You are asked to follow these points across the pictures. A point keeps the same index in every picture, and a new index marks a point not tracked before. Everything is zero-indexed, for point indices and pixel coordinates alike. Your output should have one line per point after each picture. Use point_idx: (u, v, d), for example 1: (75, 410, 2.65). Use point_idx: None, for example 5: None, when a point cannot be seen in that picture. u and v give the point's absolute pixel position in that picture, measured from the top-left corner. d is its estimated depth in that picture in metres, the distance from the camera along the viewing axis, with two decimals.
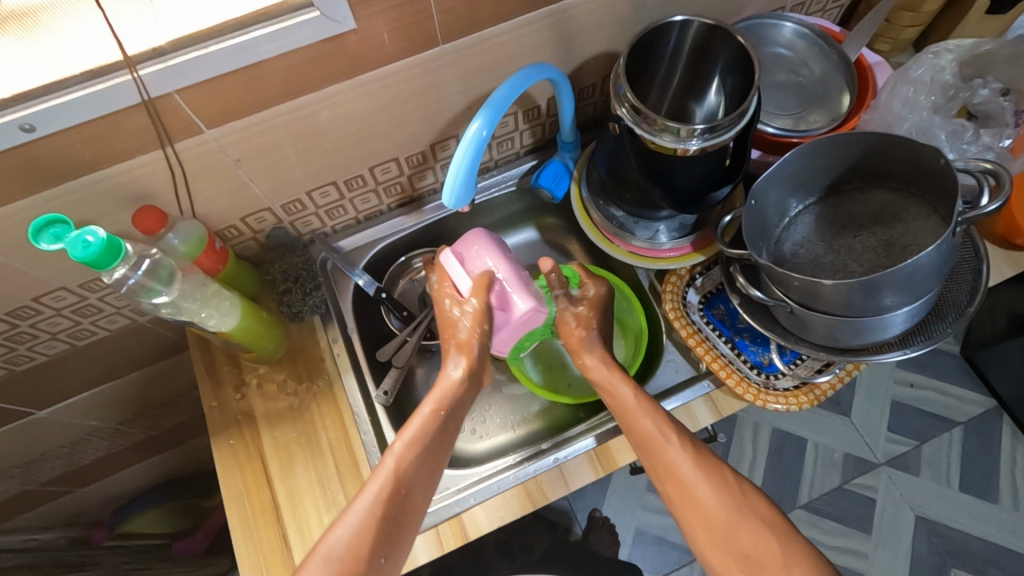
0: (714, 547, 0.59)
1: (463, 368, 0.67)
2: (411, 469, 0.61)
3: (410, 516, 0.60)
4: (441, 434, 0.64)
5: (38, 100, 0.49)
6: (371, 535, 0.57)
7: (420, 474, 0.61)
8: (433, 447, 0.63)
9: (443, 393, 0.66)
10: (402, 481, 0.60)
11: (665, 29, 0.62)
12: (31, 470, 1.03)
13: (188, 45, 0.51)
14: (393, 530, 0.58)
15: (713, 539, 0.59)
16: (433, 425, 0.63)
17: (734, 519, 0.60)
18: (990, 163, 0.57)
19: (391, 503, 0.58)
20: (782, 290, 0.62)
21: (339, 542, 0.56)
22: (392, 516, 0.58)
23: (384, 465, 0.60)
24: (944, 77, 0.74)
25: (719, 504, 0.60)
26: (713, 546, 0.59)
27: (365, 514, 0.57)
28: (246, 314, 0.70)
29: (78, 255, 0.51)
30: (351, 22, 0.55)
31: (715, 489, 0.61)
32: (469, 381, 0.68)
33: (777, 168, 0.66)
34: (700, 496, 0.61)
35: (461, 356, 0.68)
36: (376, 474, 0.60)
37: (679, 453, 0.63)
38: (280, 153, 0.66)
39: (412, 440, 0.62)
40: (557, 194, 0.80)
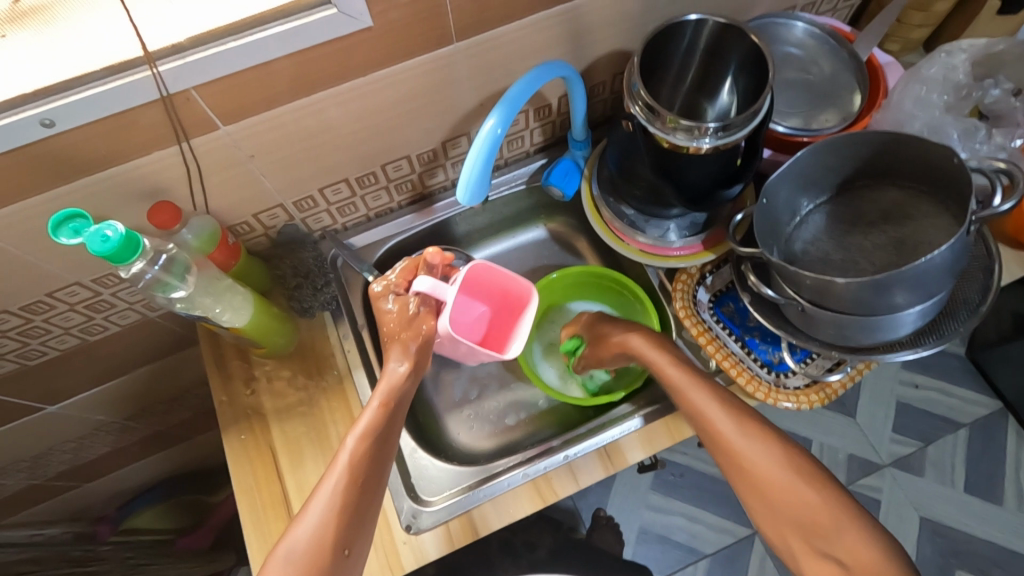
0: (767, 516, 0.58)
1: (407, 363, 0.67)
2: (366, 460, 0.60)
3: (366, 509, 0.59)
4: (395, 425, 0.64)
5: (57, 95, 0.50)
6: (335, 526, 0.57)
7: (375, 465, 0.61)
8: (385, 438, 0.63)
9: (388, 386, 0.66)
10: (358, 473, 0.59)
11: (679, 27, 0.62)
12: (40, 464, 1.03)
13: (205, 41, 0.51)
14: (357, 516, 0.58)
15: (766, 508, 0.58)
16: (384, 417, 0.63)
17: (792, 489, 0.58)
18: (1003, 163, 0.58)
19: (347, 495, 0.58)
20: (793, 288, 0.62)
21: (300, 537, 0.56)
22: (351, 508, 0.58)
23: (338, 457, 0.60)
24: (955, 76, 0.74)
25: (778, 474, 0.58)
26: (770, 516, 0.58)
27: (324, 508, 0.57)
28: (258, 309, 0.71)
29: (96, 249, 0.51)
30: (367, 19, 0.55)
31: (765, 454, 0.59)
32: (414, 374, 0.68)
33: (789, 167, 0.66)
34: (755, 469, 0.59)
35: (404, 352, 0.68)
36: (333, 468, 0.60)
37: (731, 429, 0.61)
38: (293, 149, 0.66)
39: (365, 435, 0.62)
40: (567, 192, 0.80)
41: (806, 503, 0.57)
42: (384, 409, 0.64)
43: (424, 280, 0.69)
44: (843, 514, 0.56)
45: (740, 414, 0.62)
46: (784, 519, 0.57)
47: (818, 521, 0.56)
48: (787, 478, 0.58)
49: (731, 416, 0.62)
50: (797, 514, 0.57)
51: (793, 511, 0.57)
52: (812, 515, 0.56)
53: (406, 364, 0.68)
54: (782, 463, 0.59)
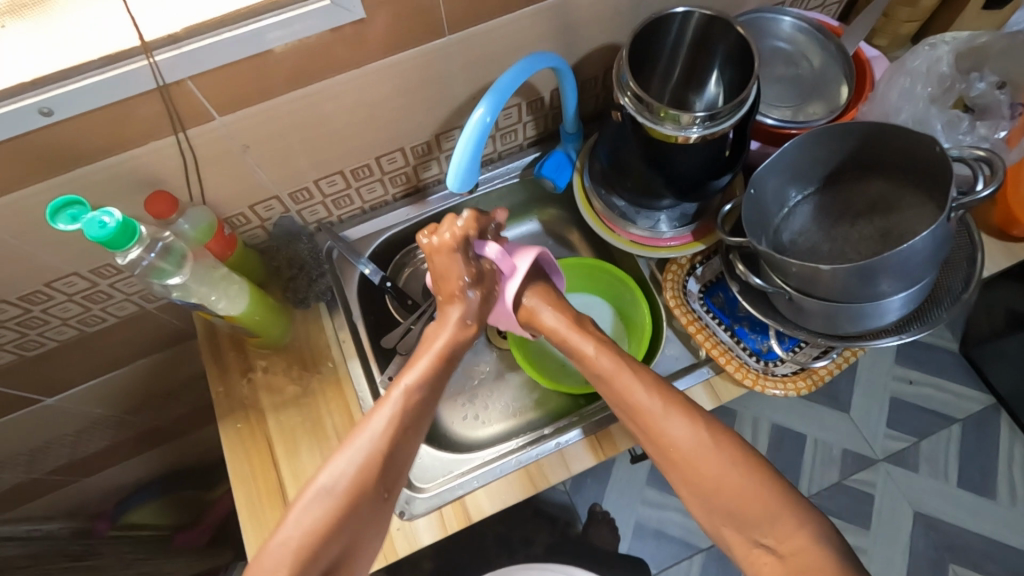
0: (693, 496, 0.59)
1: (474, 321, 0.70)
2: (414, 407, 0.62)
3: (405, 456, 0.61)
4: (445, 378, 0.67)
5: (54, 84, 0.51)
6: (378, 467, 0.58)
7: (421, 413, 0.63)
8: (433, 389, 0.65)
9: (451, 337, 0.68)
10: (407, 418, 0.61)
11: (667, 20, 0.64)
12: (37, 458, 1.04)
13: (201, 31, 0.52)
14: (398, 465, 0.60)
15: (696, 497, 0.58)
16: (439, 368, 0.66)
17: (711, 466, 0.58)
18: (984, 150, 0.59)
19: (391, 440, 0.59)
20: (781, 277, 0.63)
21: (340, 473, 0.57)
22: (393, 453, 0.59)
23: (386, 402, 0.62)
24: (940, 68, 0.75)
25: (694, 448, 0.59)
26: (697, 501, 0.58)
27: (369, 447, 0.58)
28: (254, 299, 0.72)
29: (94, 235, 0.52)
30: (361, 11, 0.56)
31: (688, 436, 0.60)
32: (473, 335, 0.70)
33: (776, 157, 0.67)
34: (671, 440, 0.60)
35: (468, 306, 0.70)
36: (383, 405, 0.62)
37: (658, 410, 0.62)
38: (288, 141, 0.67)
39: (421, 382, 0.64)
40: (558, 184, 0.81)
41: (736, 485, 0.56)
42: (441, 360, 0.66)
43: (493, 247, 0.72)
44: (778, 500, 0.55)
45: (670, 399, 0.62)
46: (713, 502, 0.57)
47: (751, 508, 0.55)
48: (722, 461, 0.58)
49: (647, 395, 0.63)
50: (731, 495, 0.56)
51: (727, 498, 0.56)
52: (746, 505, 0.55)
53: (469, 323, 0.70)
54: (718, 449, 0.59)
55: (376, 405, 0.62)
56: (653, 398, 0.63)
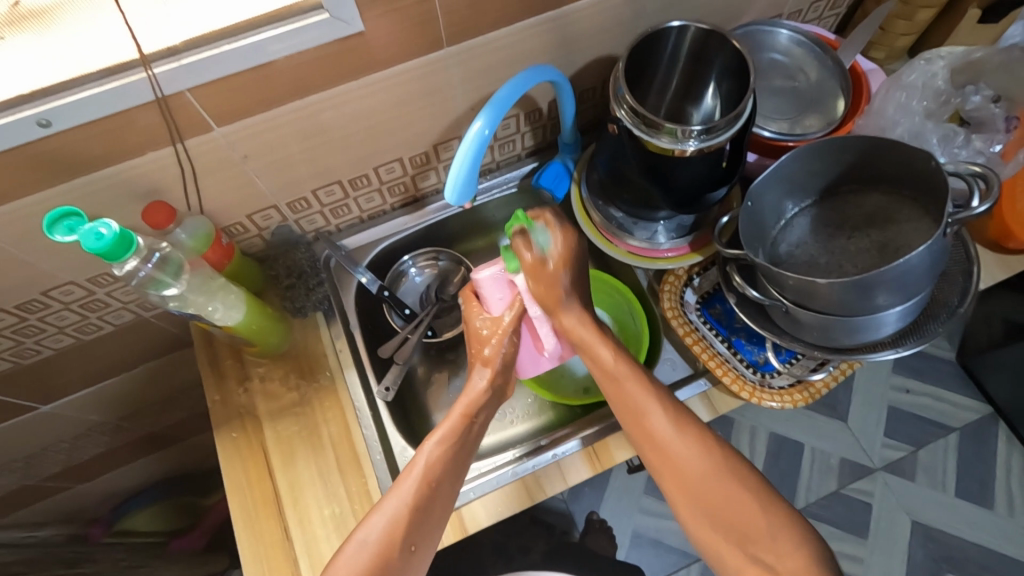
0: (687, 503, 0.59)
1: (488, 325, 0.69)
2: (443, 464, 0.60)
3: (439, 511, 0.59)
4: (469, 441, 0.63)
5: (54, 96, 0.51)
6: (404, 523, 0.57)
7: (448, 471, 0.61)
8: (458, 452, 0.62)
9: (469, 401, 0.65)
10: (433, 476, 0.59)
11: (664, 34, 0.64)
12: (32, 465, 1.03)
13: (200, 44, 0.53)
14: (423, 518, 0.58)
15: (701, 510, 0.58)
16: (462, 430, 0.63)
17: (711, 474, 0.59)
18: (980, 166, 0.59)
19: (419, 494, 0.58)
20: (777, 289, 0.64)
21: (374, 528, 0.56)
22: (428, 508, 0.58)
23: (414, 464, 0.60)
24: (937, 83, 0.75)
25: (697, 460, 0.59)
26: (689, 509, 0.59)
27: (399, 502, 0.58)
28: (251, 309, 0.71)
29: (92, 246, 0.52)
30: (360, 23, 0.56)
31: (698, 458, 0.59)
32: (493, 393, 0.67)
33: (774, 170, 0.67)
34: (653, 427, 0.61)
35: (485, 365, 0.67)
36: (408, 473, 0.59)
37: (613, 368, 0.64)
38: (287, 151, 0.67)
39: (445, 444, 0.61)
40: (556, 194, 0.82)
41: (744, 503, 0.57)
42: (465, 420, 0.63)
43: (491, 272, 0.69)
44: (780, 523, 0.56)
45: (672, 407, 0.62)
46: (704, 511, 0.58)
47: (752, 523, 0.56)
48: (701, 457, 0.59)
49: (642, 387, 0.63)
50: (721, 506, 0.58)
51: (730, 515, 0.57)
52: (747, 521, 0.57)
53: (486, 377, 0.66)
54: (699, 450, 0.60)
55: (401, 473, 0.60)
56: (667, 417, 0.61)
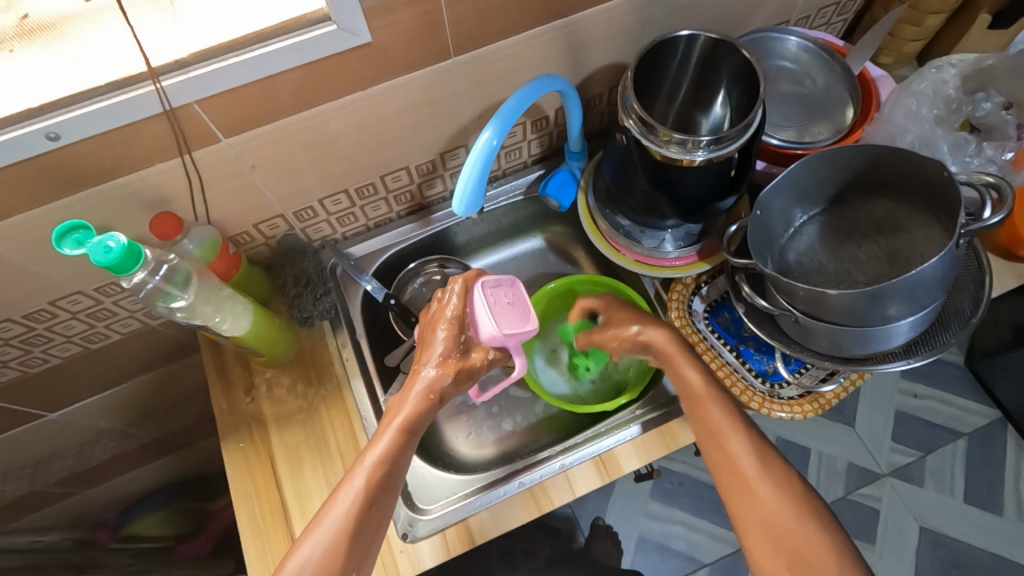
0: (756, 531, 0.55)
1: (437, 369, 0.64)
2: (380, 484, 0.59)
3: (374, 531, 0.59)
4: (409, 453, 0.62)
5: (62, 109, 0.51)
6: (341, 550, 0.56)
7: (385, 490, 0.60)
8: (397, 463, 0.61)
9: (411, 411, 0.63)
10: (371, 498, 0.59)
11: (672, 42, 0.64)
12: (40, 471, 1.04)
13: (209, 56, 0.53)
14: (361, 543, 0.57)
15: (772, 540, 0.54)
16: (400, 446, 0.61)
17: (782, 500, 0.55)
18: (992, 176, 0.58)
19: (359, 517, 0.58)
20: (787, 299, 0.63)
21: (309, 555, 0.55)
22: (361, 531, 0.58)
23: (353, 478, 0.59)
24: (947, 90, 0.75)
25: (771, 488, 0.56)
26: (766, 545, 0.54)
27: (335, 526, 0.57)
28: (258, 317, 0.71)
29: (99, 260, 0.52)
30: (367, 34, 0.56)
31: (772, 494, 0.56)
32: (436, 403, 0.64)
33: (782, 179, 0.67)
34: (730, 444, 0.59)
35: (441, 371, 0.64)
36: (346, 489, 0.59)
37: (701, 386, 0.63)
38: (293, 160, 0.67)
39: (380, 463, 0.60)
40: (563, 203, 0.80)
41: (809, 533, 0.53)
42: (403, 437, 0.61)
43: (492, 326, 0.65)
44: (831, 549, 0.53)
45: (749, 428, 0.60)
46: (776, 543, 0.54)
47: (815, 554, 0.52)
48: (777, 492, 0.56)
49: (725, 406, 0.62)
50: (788, 537, 0.53)
51: (794, 546, 0.53)
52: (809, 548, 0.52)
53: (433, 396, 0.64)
54: (777, 480, 0.57)
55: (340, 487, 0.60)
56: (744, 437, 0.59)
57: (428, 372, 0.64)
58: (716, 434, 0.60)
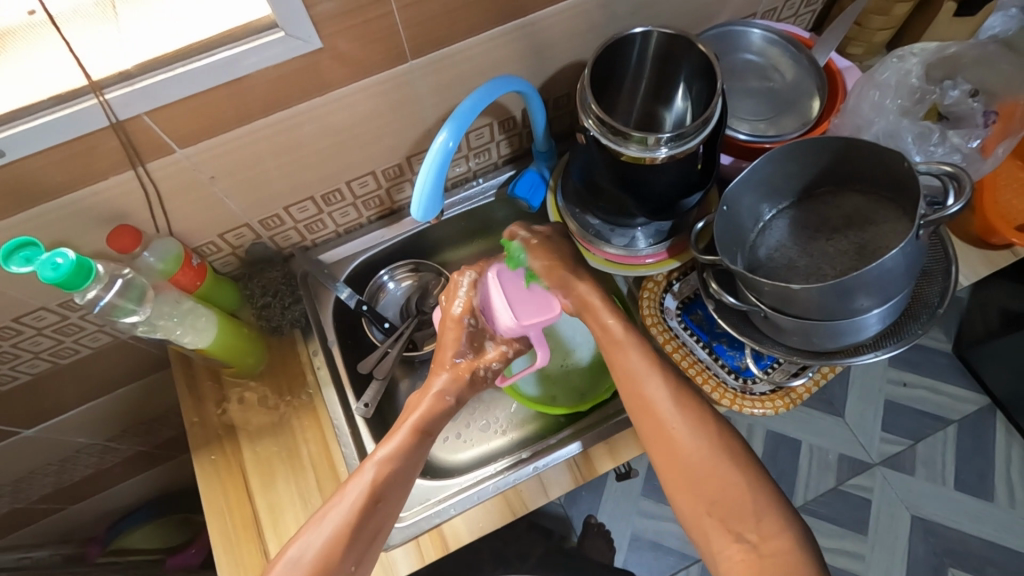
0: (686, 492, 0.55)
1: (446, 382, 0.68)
2: (389, 480, 0.60)
3: (378, 526, 0.59)
4: (423, 452, 0.63)
5: (6, 125, 0.50)
6: (345, 544, 0.56)
7: (395, 488, 0.60)
8: (410, 460, 0.61)
9: (425, 411, 0.65)
10: (379, 491, 0.59)
11: (629, 40, 0.63)
12: (22, 488, 1.03)
13: (153, 67, 0.52)
14: (366, 538, 0.58)
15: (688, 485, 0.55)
16: (414, 443, 0.62)
17: (705, 454, 0.55)
18: (951, 165, 0.58)
19: (363, 511, 0.58)
20: (755, 295, 0.62)
21: (309, 547, 0.55)
22: (365, 526, 0.58)
23: (363, 468, 0.60)
24: (911, 80, 0.74)
25: (693, 440, 0.56)
26: (688, 492, 0.55)
27: (340, 519, 0.57)
28: (224, 328, 0.71)
29: (48, 277, 0.51)
30: (318, 41, 0.56)
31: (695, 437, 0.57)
32: (449, 408, 0.67)
33: (747, 174, 0.66)
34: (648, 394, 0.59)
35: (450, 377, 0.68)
36: (355, 480, 0.59)
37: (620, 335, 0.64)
38: (254, 169, 0.66)
39: (392, 454, 0.61)
40: (533, 204, 0.80)
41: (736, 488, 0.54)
42: (416, 436, 0.63)
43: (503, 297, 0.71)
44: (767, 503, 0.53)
45: (679, 386, 0.60)
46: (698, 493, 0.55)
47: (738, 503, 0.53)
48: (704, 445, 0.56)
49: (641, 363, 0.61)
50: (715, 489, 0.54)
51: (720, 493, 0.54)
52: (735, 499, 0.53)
53: (447, 398, 0.67)
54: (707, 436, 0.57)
55: (350, 477, 0.60)
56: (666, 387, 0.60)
57: (459, 360, 0.69)
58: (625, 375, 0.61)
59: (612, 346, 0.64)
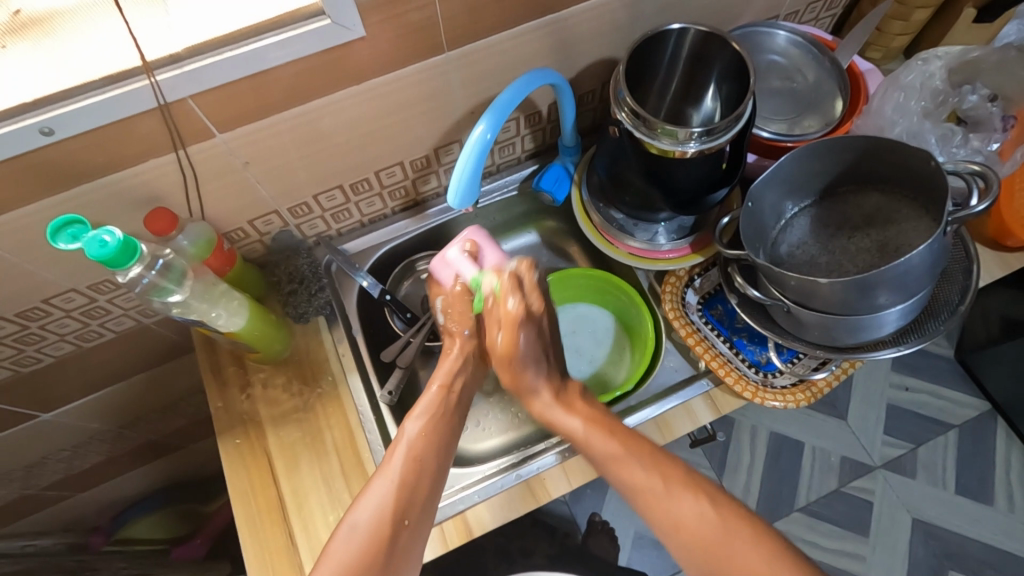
0: (684, 550, 0.60)
1: (462, 355, 0.74)
2: (425, 446, 0.65)
3: (428, 484, 0.63)
4: (451, 409, 0.70)
5: (56, 104, 0.51)
6: (395, 499, 0.60)
7: (434, 445, 0.66)
8: (441, 421, 0.68)
9: (447, 371, 0.72)
10: (418, 454, 0.64)
11: (664, 36, 0.65)
12: (33, 474, 1.02)
13: (202, 51, 0.53)
14: (415, 494, 0.61)
15: (703, 557, 0.59)
16: (440, 400, 0.69)
17: (699, 518, 0.60)
18: (979, 165, 0.60)
19: (407, 472, 0.62)
20: (779, 289, 0.64)
21: (364, 511, 0.59)
22: (412, 486, 0.62)
23: (400, 439, 0.65)
24: (934, 83, 0.76)
25: (690, 505, 0.61)
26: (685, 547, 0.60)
27: (386, 483, 0.61)
28: (254, 314, 0.72)
29: (95, 254, 0.53)
30: (361, 29, 0.57)
31: (693, 514, 0.61)
32: (469, 365, 0.74)
33: (773, 172, 0.68)
34: (633, 475, 0.63)
35: (458, 347, 0.74)
36: (392, 454, 0.64)
37: (580, 431, 0.67)
38: (286, 157, 0.67)
39: (427, 416, 0.68)
40: (557, 197, 0.82)
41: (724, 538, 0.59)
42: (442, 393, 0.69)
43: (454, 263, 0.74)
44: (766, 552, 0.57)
45: (658, 464, 0.64)
46: (696, 554, 0.59)
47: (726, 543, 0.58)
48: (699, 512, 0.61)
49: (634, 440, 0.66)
50: (710, 550, 0.59)
51: (718, 554, 0.58)
52: (732, 555, 0.58)
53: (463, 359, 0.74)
54: (690, 495, 0.62)
55: (388, 453, 0.64)
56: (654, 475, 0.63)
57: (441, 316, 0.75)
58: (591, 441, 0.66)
59: (590, 440, 0.66)
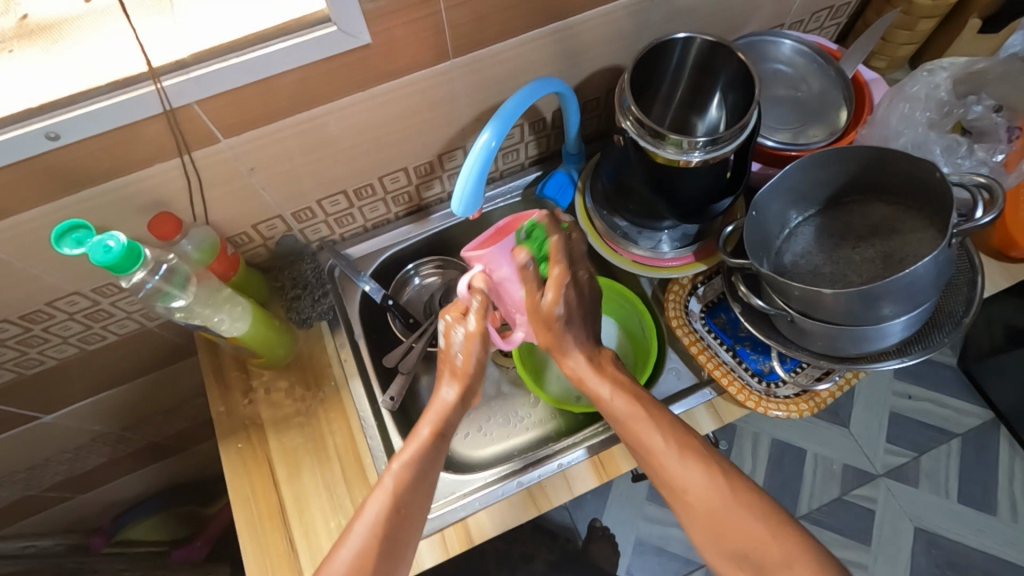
0: (698, 529, 0.60)
1: (456, 390, 0.68)
2: (409, 488, 0.61)
3: (408, 538, 0.60)
4: (440, 456, 0.65)
5: (62, 109, 0.51)
6: (371, 553, 0.57)
7: (417, 494, 0.61)
8: (429, 467, 0.63)
9: (437, 414, 0.66)
10: (401, 502, 0.60)
11: (669, 46, 0.65)
12: (34, 475, 1.03)
13: (208, 57, 0.53)
14: (393, 547, 0.58)
15: (709, 533, 0.60)
16: (431, 447, 0.64)
17: (711, 499, 0.60)
18: (984, 177, 0.60)
19: (388, 522, 0.59)
20: (783, 299, 0.63)
21: (341, 562, 0.56)
22: (392, 536, 0.58)
23: (381, 484, 0.61)
24: (940, 94, 0.77)
25: (709, 492, 0.60)
26: (706, 539, 0.60)
27: (366, 530, 0.58)
28: (256, 319, 0.72)
29: (99, 259, 0.53)
30: (367, 37, 0.57)
31: (706, 487, 0.60)
32: (463, 403, 0.68)
33: (778, 181, 0.68)
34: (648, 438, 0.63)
35: (453, 379, 0.68)
36: (376, 493, 0.60)
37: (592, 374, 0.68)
38: (290, 162, 0.67)
39: (408, 461, 0.62)
40: (561, 204, 0.81)
41: (747, 527, 0.58)
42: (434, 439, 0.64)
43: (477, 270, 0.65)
44: (780, 534, 0.58)
45: (685, 440, 0.63)
46: (703, 524, 0.60)
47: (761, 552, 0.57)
48: (717, 489, 0.60)
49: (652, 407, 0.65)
50: (728, 529, 0.59)
51: (735, 539, 0.58)
52: (754, 542, 0.58)
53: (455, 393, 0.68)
54: (698, 471, 0.61)
55: (370, 493, 0.61)
56: (671, 446, 0.62)
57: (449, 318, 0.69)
58: (625, 415, 0.65)
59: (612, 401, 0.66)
